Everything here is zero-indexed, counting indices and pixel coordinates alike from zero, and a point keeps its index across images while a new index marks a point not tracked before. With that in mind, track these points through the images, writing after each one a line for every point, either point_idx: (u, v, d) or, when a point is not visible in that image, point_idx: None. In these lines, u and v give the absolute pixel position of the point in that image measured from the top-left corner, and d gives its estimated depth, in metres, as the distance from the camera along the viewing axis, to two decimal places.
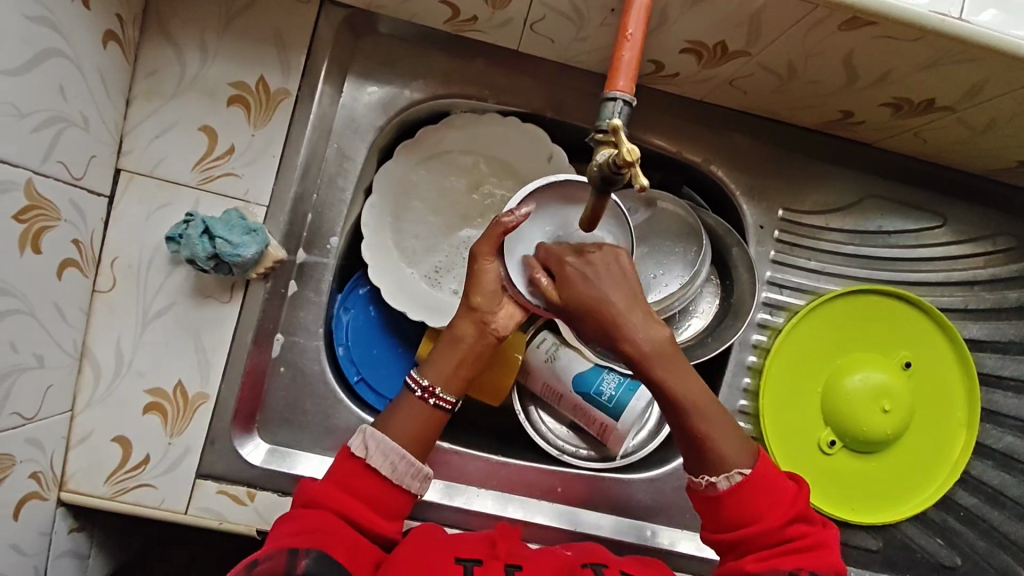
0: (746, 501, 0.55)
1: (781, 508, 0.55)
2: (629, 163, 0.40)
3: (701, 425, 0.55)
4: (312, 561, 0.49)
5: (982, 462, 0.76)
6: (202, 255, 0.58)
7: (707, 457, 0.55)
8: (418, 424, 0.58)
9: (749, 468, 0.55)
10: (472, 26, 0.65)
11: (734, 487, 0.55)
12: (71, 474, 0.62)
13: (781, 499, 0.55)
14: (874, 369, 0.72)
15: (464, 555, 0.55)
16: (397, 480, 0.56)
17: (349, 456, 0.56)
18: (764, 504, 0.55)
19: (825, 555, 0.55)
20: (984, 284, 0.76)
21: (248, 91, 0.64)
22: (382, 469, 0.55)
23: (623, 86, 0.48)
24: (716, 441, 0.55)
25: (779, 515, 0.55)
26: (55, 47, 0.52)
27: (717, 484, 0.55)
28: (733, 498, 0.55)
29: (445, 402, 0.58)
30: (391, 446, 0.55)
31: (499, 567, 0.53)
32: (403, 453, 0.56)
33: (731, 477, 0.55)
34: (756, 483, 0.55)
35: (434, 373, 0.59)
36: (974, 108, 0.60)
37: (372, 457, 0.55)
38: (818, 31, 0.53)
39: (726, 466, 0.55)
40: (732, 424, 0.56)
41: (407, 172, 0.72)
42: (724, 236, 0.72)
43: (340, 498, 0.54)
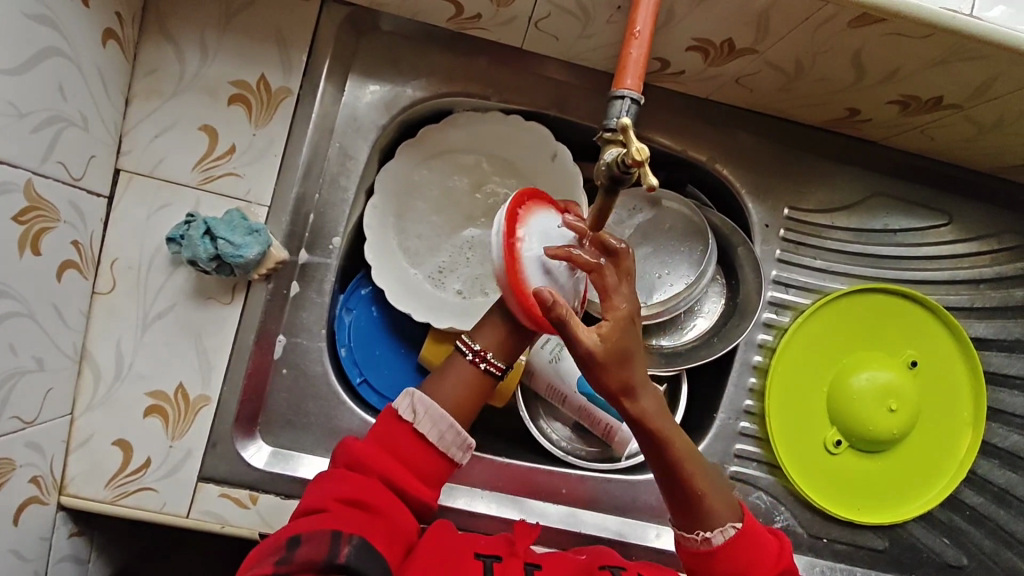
0: (737, 556, 0.54)
1: (769, 562, 0.55)
2: (638, 163, 0.39)
3: (696, 480, 0.54)
4: (353, 550, 0.47)
5: (988, 461, 0.76)
6: (204, 256, 0.58)
7: (699, 511, 0.55)
8: (464, 389, 0.57)
9: (740, 521, 0.55)
10: (476, 23, 0.64)
11: (728, 542, 0.55)
12: (71, 478, 0.61)
13: (767, 553, 0.55)
14: (879, 368, 0.72)
15: (483, 551, 0.55)
16: (444, 448, 0.55)
17: (399, 420, 0.55)
18: (753, 557, 0.55)
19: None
20: (990, 282, 0.76)
21: (249, 90, 0.63)
22: (430, 435, 0.54)
23: (630, 84, 0.47)
24: (709, 498, 0.54)
25: (769, 568, 0.55)
26: (54, 46, 0.51)
27: (711, 539, 0.55)
28: (727, 554, 0.55)
29: (497, 367, 0.57)
30: (439, 412, 0.54)
31: (519, 565, 0.54)
32: (452, 422, 0.55)
33: (725, 531, 0.55)
34: (747, 539, 0.55)
35: (489, 340, 0.58)
36: (982, 106, 0.60)
37: (422, 423, 0.54)
38: (828, 29, 0.53)
39: (719, 519, 0.55)
40: (718, 477, 0.56)
41: (410, 172, 0.72)
42: (729, 234, 0.72)
43: (386, 463, 0.53)
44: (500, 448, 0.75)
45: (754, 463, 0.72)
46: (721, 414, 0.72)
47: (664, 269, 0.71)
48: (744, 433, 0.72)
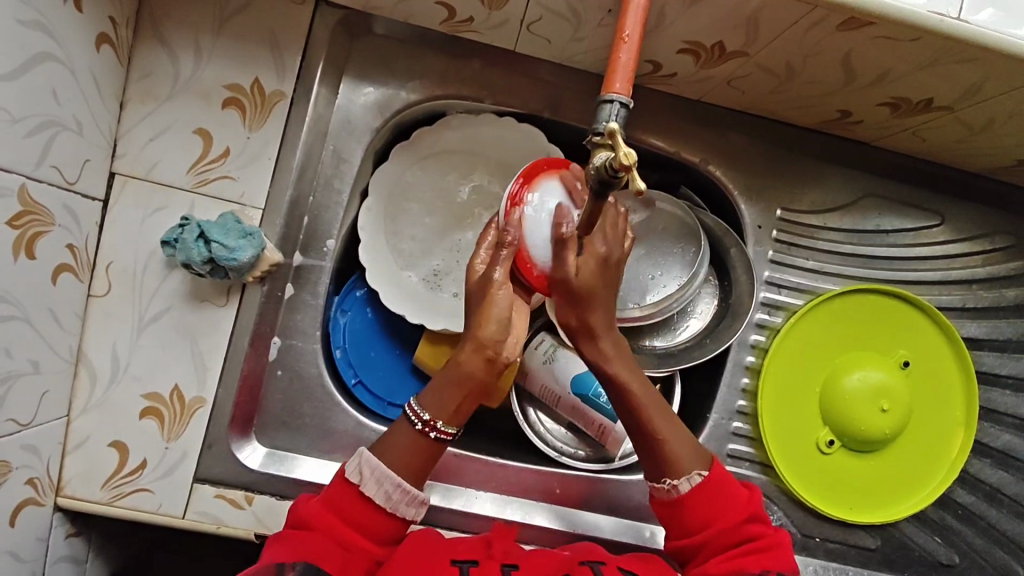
0: (705, 502, 0.56)
1: (738, 509, 0.56)
2: (625, 167, 0.40)
3: (657, 426, 0.56)
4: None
5: (980, 460, 0.77)
6: (198, 259, 0.58)
7: (662, 458, 0.56)
8: (411, 457, 0.55)
9: (707, 470, 0.56)
10: (468, 26, 0.64)
11: (696, 489, 0.56)
12: (68, 479, 0.61)
13: (735, 502, 0.56)
14: (872, 368, 0.72)
15: (460, 556, 0.55)
16: (391, 508, 0.55)
17: (345, 481, 0.55)
18: (722, 503, 0.56)
19: (783, 555, 0.55)
20: (982, 283, 0.76)
21: (243, 93, 0.64)
22: (376, 497, 0.54)
23: (619, 88, 0.47)
24: (669, 443, 0.56)
25: (737, 515, 0.55)
26: (47, 51, 0.51)
27: (677, 486, 0.56)
28: (694, 500, 0.56)
29: (446, 434, 0.55)
30: (386, 473, 0.54)
31: (495, 567, 0.54)
32: (398, 481, 0.54)
33: (691, 478, 0.56)
34: (714, 485, 0.56)
35: (433, 406, 0.56)
36: (972, 108, 0.60)
37: (366, 485, 0.54)
38: (816, 32, 0.53)
39: (684, 468, 0.56)
40: (683, 428, 0.58)
41: (404, 174, 0.72)
42: (722, 236, 0.72)
43: (332, 523, 0.53)
44: (494, 448, 0.75)
45: (747, 463, 0.73)
46: (714, 414, 0.72)
47: (657, 271, 0.71)
48: (737, 433, 0.73)
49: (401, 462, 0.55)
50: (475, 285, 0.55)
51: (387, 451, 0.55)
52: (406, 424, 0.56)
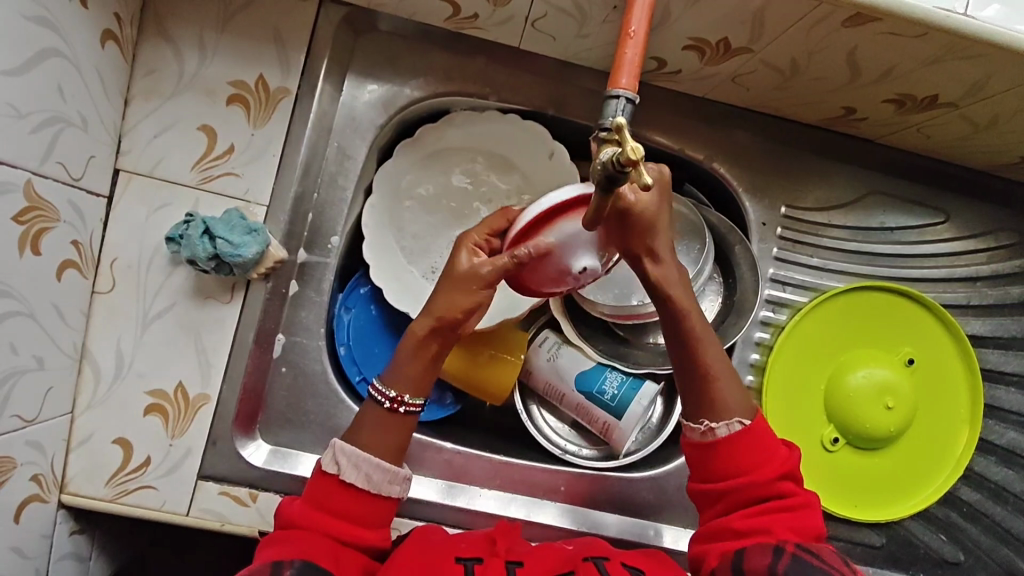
0: (741, 451, 0.56)
1: (773, 466, 0.55)
2: (633, 162, 0.40)
3: (704, 362, 0.57)
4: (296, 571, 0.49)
5: (984, 458, 0.77)
6: (203, 255, 0.58)
7: (707, 398, 0.57)
8: (383, 435, 0.57)
9: (750, 420, 0.56)
10: (473, 23, 0.64)
11: (732, 436, 0.56)
12: (72, 476, 0.61)
13: (771, 459, 0.56)
14: (876, 365, 0.72)
15: (463, 554, 0.55)
16: (375, 489, 0.55)
17: (323, 475, 0.55)
18: (757, 457, 0.55)
19: (810, 515, 0.55)
20: (986, 280, 0.76)
21: (247, 90, 0.64)
22: (357, 481, 0.55)
23: (625, 83, 0.47)
24: (717, 385, 0.57)
25: (771, 471, 0.55)
26: (53, 46, 0.51)
27: (715, 430, 0.56)
28: (728, 448, 0.56)
29: (414, 407, 0.57)
30: (362, 456, 0.55)
31: (500, 564, 0.53)
32: (377, 461, 0.55)
33: (730, 425, 0.56)
34: (753, 437, 0.56)
35: (398, 381, 0.58)
36: (978, 104, 0.60)
37: (345, 473, 0.55)
38: (822, 28, 0.53)
39: (726, 412, 0.56)
40: (734, 376, 0.58)
41: (407, 171, 0.72)
42: (727, 233, 0.72)
43: (319, 517, 0.54)
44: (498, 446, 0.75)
45: None
46: None
47: None
48: None
49: (373, 440, 0.56)
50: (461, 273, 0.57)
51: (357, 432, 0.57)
52: (372, 401, 0.58)
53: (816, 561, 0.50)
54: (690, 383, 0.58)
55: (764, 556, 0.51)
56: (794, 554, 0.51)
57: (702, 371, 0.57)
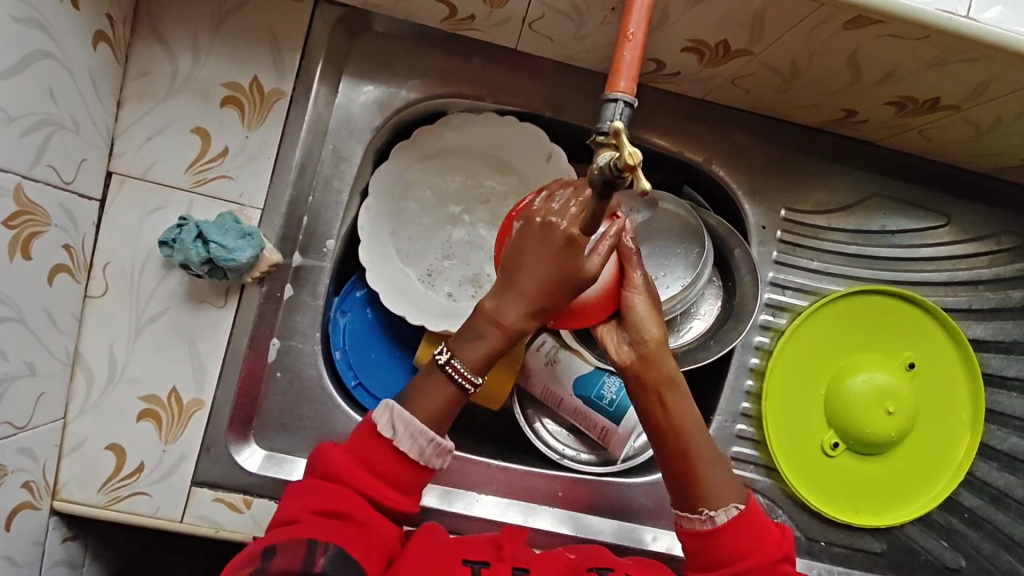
0: (742, 539, 0.54)
1: (773, 547, 0.54)
2: (630, 167, 0.39)
3: (695, 452, 0.57)
4: (329, 560, 0.49)
5: (986, 463, 0.76)
6: (196, 259, 0.57)
7: (701, 488, 0.56)
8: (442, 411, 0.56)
9: (744, 504, 0.56)
10: (470, 24, 0.64)
11: (732, 522, 0.55)
12: (64, 482, 0.61)
13: (769, 539, 0.55)
14: (877, 370, 0.72)
15: (470, 557, 0.55)
16: (422, 461, 0.55)
17: (377, 435, 0.55)
18: (757, 538, 0.54)
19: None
20: (988, 284, 0.76)
21: (242, 92, 0.63)
22: (410, 452, 0.54)
23: (623, 87, 0.46)
24: (710, 477, 0.56)
25: (775, 551, 0.54)
26: (44, 48, 0.51)
27: (715, 518, 0.55)
28: (728, 533, 0.55)
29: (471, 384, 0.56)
30: (418, 428, 0.54)
31: (507, 570, 0.54)
32: (431, 436, 0.54)
33: (729, 510, 0.55)
34: (750, 520, 0.55)
35: (474, 363, 0.56)
36: (980, 107, 0.59)
37: (401, 441, 0.54)
38: (823, 30, 0.52)
39: (723, 498, 0.56)
40: (722, 461, 0.58)
41: (403, 173, 0.71)
42: (727, 236, 0.72)
43: (361, 477, 0.54)
44: (495, 452, 0.74)
45: (752, 466, 0.72)
46: (717, 416, 0.72)
47: (661, 271, 0.70)
48: (741, 435, 0.72)
49: (433, 411, 0.56)
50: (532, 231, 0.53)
51: (416, 405, 0.56)
52: (443, 376, 0.56)
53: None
54: (681, 476, 0.57)
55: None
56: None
57: (692, 462, 0.57)
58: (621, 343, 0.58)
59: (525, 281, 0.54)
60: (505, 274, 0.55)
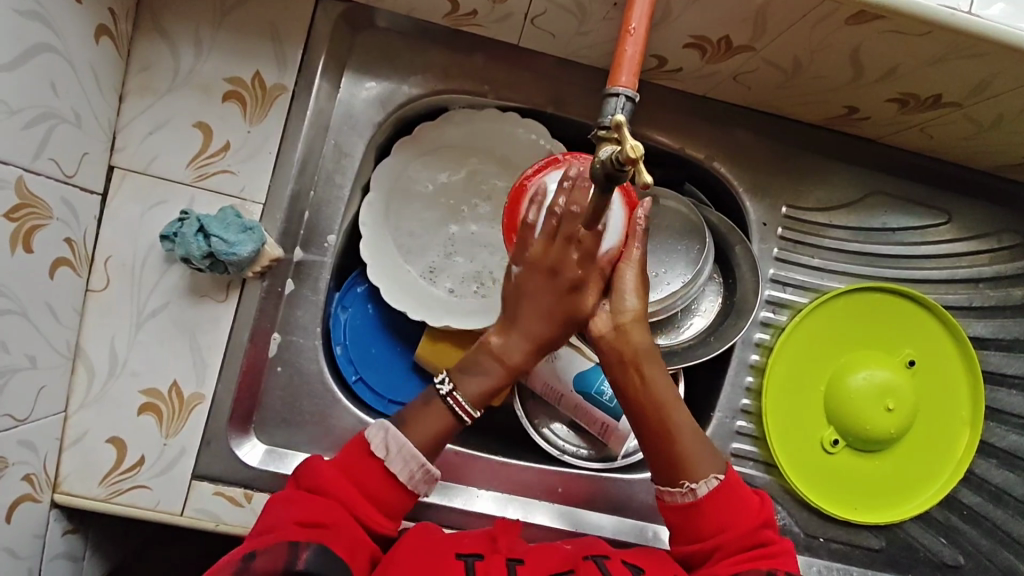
0: (721, 509, 0.55)
1: (751, 516, 0.55)
2: (632, 160, 0.39)
3: (674, 424, 0.57)
4: (313, 555, 0.49)
5: (986, 461, 0.76)
6: (197, 253, 0.57)
7: (680, 460, 0.56)
8: (429, 435, 0.56)
9: (722, 473, 0.56)
10: (472, 20, 0.64)
11: (711, 494, 0.55)
12: (65, 475, 0.61)
13: (750, 507, 0.56)
14: (877, 367, 0.72)
15: (464, 550, 0.55)
16: (411, 486, 0.55)
17: (368, 455, 0.55)
18: (735, 509, 0.55)
19: (793, 561, 0.55)
20: (989, 282, 0.76)
21: (244, 86, 0.63)
22: (401, 473, 0.54)
23: (625, 82, 0.47)
24: (689, 447, 0.56)
25: (753, 520, 0.55)
26: (46, 42, 0.51)
27: (696, 490, 0.55)
28: (708, 506, 0.55)
29: (468, 416, 0.57)
30: (411, 451, 0.54)
31: (501, 560, 0.53)
32: (422, 462, 0.55)
33: (709, 482, 0.55)
34: (727, 491, 0.56)
35: (476, 395, 0.57)
36: (981, 104, 0.59)
37: (392, 461, 0.54)
38: (825, 26, 0.52)
39: (703, 470, 0.56)
40: (699, 431, 0.58)
41: (404, 169, 0.71)
42: (728, 233, 0.72)
43: (348, 492, 0.54)
44: (495, 447, 0.74)
45: (751, 462, 0.72)
46: (718, 412, 0.72)
47: (661, 268, 0.70)
48: (741, 432, 0.72)
49: (427, 437, 0.56)
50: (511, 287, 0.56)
51: (413, 428, 0.56)
52: (441, 407, 0.57)
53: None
54: (660, 447, 0.57)
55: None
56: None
57: (670, 432, 0.57)
58: (599, 312, 0.57)
59: (524, 316, 0.56)
60: (508, 312, 0.57)
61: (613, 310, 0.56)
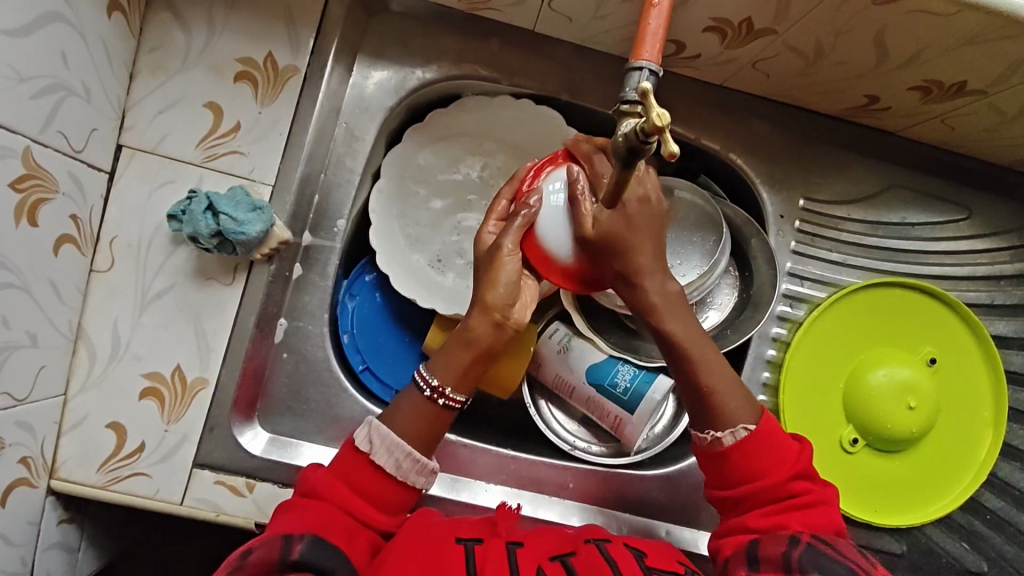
0: (752, 455, 0.54)
1: (782, 468, 0.54)
2: (658, 129, 0.36)
3: (706, 376, 0.54)
4: (307, 546, 0.48)
5: (1009, 464, 0.74)
6: (205, 232, 0.56)
7: (710, 409, 0.55)
8: (419, 424, 0.55)
9: (754, 425, 0.55)
10: (487, 4, 0.63)
11: (739, 444, 0.54)
12: (62, 461, 0.59)
13: (784, 458, 0.54)
14: (897, 364, 0.70)
15: (464, 535, 0.52)
16: (401, 476, 0.54)
17: (356, 451, 0.54)
18: (767, 458, 0.54)
19: (827, 511, 0.54)
20: (1012, 280, 0.74)
21: (256, 67, 0.62)
22: (387, 465, 0.54)
23: (648, 56, 0.45)
24: (718, 393, 0.54)
25: (783, 472, 0.54)
26: (55, 11, 0.50)
27: (722, 439, 0.54)
28: (739, 453, 0.54)
29: (454, 401, 0.55)
30: (395, 441, 0.54)
31: (501, 544, 0.51)
32: (409, 450, 0.54)
33: (736, 432, 0.54)
34: (761, 439, 0.54)
35: (453, 377, 0.55)
36: (1007, 92, 0.58)
37: (376, 454, 0.54)
38: (850, 6, 0.51)
39: (731, 420, 0.54)
40: (736, 378, 0.56)
41: (415, 156, 0.70)
42: (743, 226, 0.70)
43: (339, 491, 0.53)
44: (504, 442, 0.73)
45: None
46: None
47: (677, 259, 0.69)
48: None
49: (412, 429, 0.55)
50: (484, 254, 0.56)
51: (397, 420, 0.55)
52: (423, 400, 0.55)
53: (834, 553, 0.49)
54: (691, 395, 0.55)
55: (780, 545, 0.51)
56: (810, 542, 0.50)
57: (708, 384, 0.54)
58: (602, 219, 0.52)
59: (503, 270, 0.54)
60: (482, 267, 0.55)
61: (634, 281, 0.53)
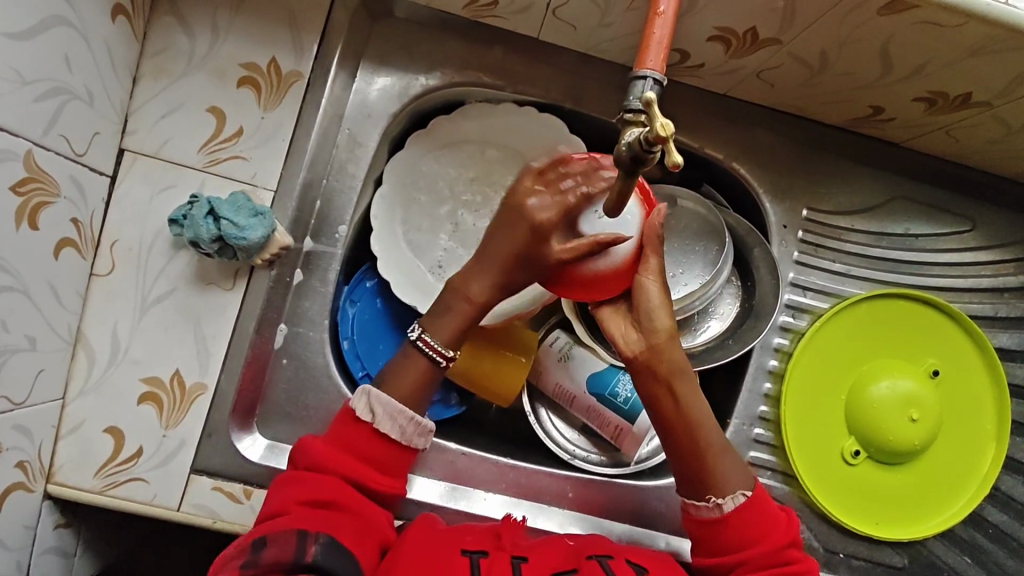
0: (750, 526, 0.54)
1: (778, 534, 0.54)
2: (662, 138, 0.35)
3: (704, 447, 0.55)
4: (321, 548, 0.48)
5: (1012, 477, 0.73)
6: (206, 236, 0.56)
7: (707, 474, 0.55)
8: (418, 387, 0.56)
9: (751, 490, 0.55)
10: (491, 10, 0.62)
11: (739, 510, 0.54)
12: (60, 465, 0.59)
13: (779, 523, 0.54)
14: (900, 376, 0.69)
15: (468, 547, 0.52)
16: (405, 441, 0.55)
17: (357, 421, 0.55)
18: (763, 524, 0.54)
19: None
20: (1015, 292, 0.73)
21: (259, 72, 0.62)
22: (391, 433, 0.54)
23: (652, 65, 0.45)
24: (716, 461, 0.55)
25: (780, 538, 0.53)
26: (60, 15, 0.50)
27: (722, 506, 0.54)
28: (737, 520, 0.54)
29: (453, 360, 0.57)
30: (397, 408, 0.54)
31: (506, 559, 0.51)
32: (410, 414, 0.55)
33: (736, 498, 0.54)
34: (758, 507, 0.54)
35: (449, 337, 0.57)
36: (1011, 104, 0.58)
37: (380, 422, 0.54)
38: (856, 16, 0.51)
39: (728, 486, 0.54)
40: (731, 448, 0.56)
41: (418, 161, 0.70)
42: (745, 236, 0.70)
43: (345, 461, 0.54)
44: (503, 450, 0.72)
45: (769, 472, 0.70)
46: (734, 420, 0.70)
47: (677, 269, 0.69)
48: (758, 440, 0.70)
49: (410, 393, 0.56)
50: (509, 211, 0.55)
51: (394, 386, 0.56)
52: (416, 352, 0.57)
53: None
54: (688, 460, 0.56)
55: None
56: None
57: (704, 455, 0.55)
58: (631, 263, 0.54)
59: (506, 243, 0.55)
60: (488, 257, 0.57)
61: (642, 328, 0.55)
